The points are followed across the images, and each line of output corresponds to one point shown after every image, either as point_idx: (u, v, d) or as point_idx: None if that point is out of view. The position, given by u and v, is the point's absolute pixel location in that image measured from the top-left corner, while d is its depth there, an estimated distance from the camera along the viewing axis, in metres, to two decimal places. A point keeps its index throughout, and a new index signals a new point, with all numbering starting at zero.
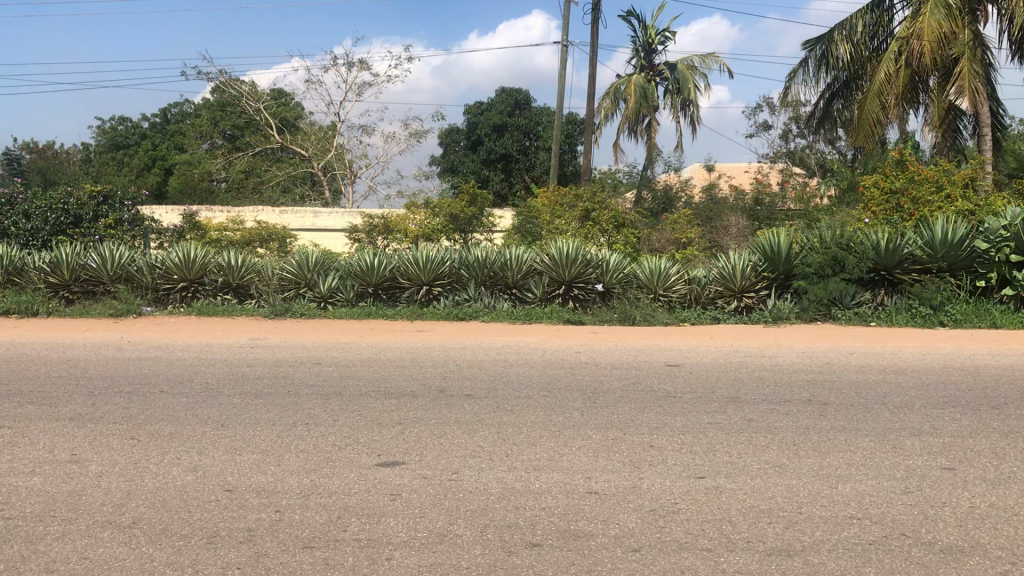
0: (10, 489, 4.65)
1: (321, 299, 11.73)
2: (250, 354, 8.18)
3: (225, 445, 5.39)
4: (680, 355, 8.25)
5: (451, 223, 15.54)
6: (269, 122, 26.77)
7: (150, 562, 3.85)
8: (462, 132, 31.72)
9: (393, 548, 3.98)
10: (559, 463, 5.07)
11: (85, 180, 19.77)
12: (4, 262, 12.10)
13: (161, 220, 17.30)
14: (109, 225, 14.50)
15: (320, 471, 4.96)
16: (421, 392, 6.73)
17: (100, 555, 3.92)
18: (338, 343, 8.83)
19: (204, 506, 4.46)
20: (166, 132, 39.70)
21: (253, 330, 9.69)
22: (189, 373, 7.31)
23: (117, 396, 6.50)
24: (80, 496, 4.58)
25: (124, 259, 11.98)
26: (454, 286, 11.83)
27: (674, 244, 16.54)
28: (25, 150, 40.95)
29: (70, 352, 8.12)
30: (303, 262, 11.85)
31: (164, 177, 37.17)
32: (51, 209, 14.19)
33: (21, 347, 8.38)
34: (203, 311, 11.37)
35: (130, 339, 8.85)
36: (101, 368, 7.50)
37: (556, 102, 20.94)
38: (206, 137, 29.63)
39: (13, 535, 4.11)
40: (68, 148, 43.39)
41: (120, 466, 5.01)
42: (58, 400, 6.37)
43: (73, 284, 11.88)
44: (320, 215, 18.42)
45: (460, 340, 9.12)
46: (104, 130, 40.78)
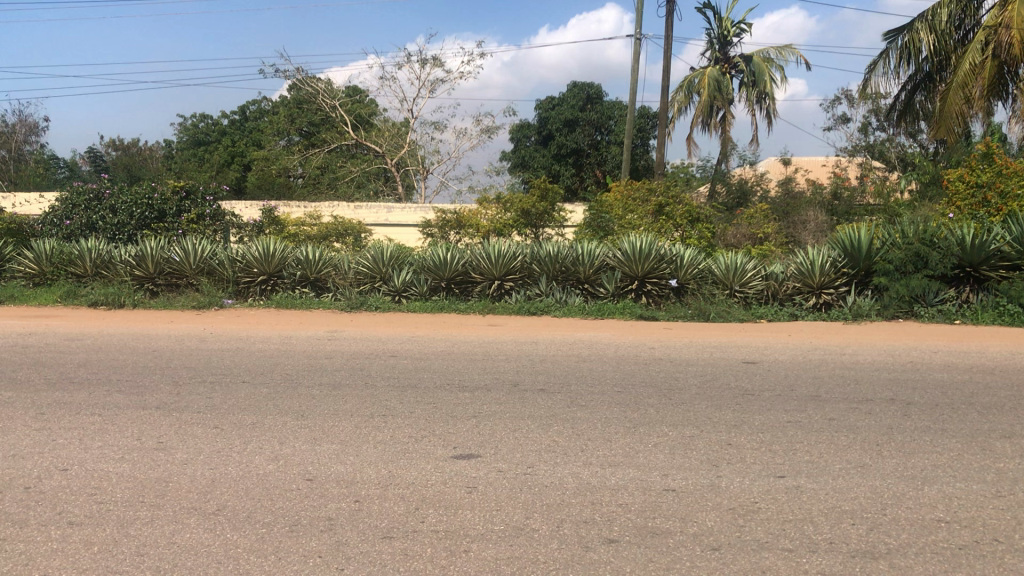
0: (102, 475, 4.81)
1: (395, 292, 11.79)
2: (328, 346, 8.32)
3: (306, 435, 5.49)
4: (757, 352, 8.14)
5: (523, 218, 15.56)
6: (344, 120, 26.96)
7: (235, 548, 3.95)
8: (533, 127, 31.73)
9: (471, 540, 4.00)
10: (635, 459, 5.04)
11: (169, 177, 20.22)
12: (93, 254, 12.46)
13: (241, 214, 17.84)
14: (192, 220, 14.92)
15: (398, 462, 5.02)
16: (495, 386, 6.76)
17: (187, 540, 4.03)
18: (413, 336, 8.93)
19: (286, 494, 4.55)
20: (245, 128, 40.48)
21: (328, 323, 9.83)
22: (271, 364, 7.46)
23: (201, 385, 6.68)
24: (167, 482, 4.72)
25: (207, 252, 12.28)
26: (526, 281, 11.80)
27: (750, 239, 16.24)
28: (111, 146, 42.30)
29: (156, 342, 8.38)
30: (378, 256, 11.99)
31: (243, 172, 38.11)
32: (136, 204, 14.54)
33: (109, 337, 8.65)
34: (282, 304, 11.58)
35: (212, 331, 9.08)
36: (185, 358, 7.68)
37: (631, 96, 20.74)
38: (283, 134, 30.22)
39: (106, 517, 4.27)
40: (152, 145, 44.51)
41: (205, 454, 5.15)
42: (145, 389, 6.57)
43: (157, 277, 12.17)
44: (392, 211, 18.61)
45: (534, 335, 9.13)
46: (186, 127, 41.71)
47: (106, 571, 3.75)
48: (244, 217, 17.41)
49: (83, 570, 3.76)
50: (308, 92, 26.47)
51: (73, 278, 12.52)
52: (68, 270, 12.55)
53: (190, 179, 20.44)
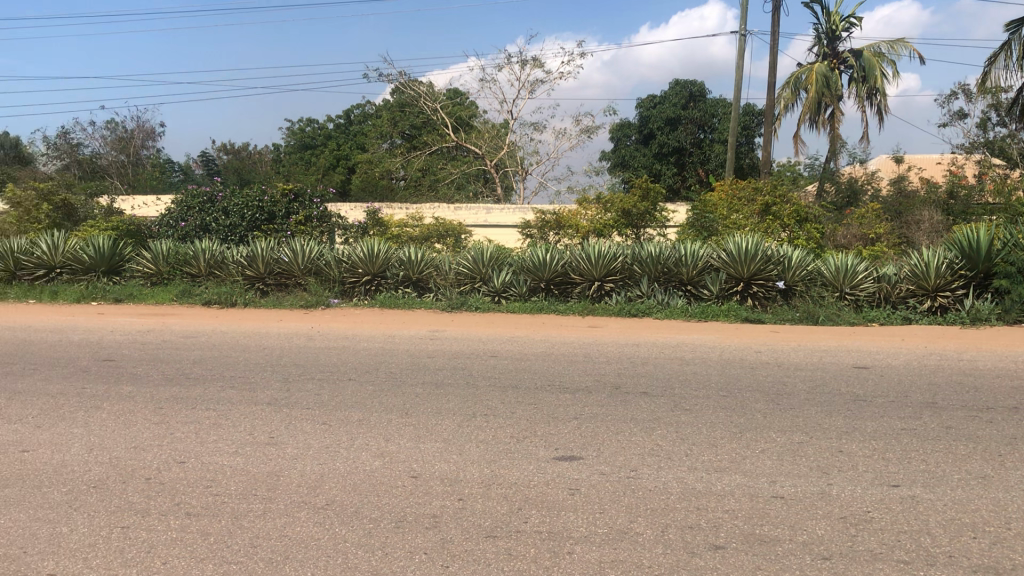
0: (216, 468, 4.98)
1: (495, 293, 11.85)
2: (431, 345, 8.43)
3: (410, 433, 5.57)
4: (869, 356, 7.87)
5: (624, 218, 15.43)
6: (445, 122, 27.29)
7: (343, 542, 4.04)
8: (634, 126, 31.51)
9: (575, 542, 3.98)
10: (742, 465, 4.93)
11: (278, 180, 20.88)
12: (207, 255, 12.94)
13: (347, 216, 18.27)
14: (300, 222, 15.33)
15: (500, 462, 5.04)
16: (597, 388, 6.72)
17: (298, 533, 4.14)
18: (514, 337, 8.97)
19: (392, 491, 4.63)
20: (350, 131, 41.41)
21: (431, 323, 9.96)
22: (375, 362, 7.60)
23: (309, 382, 6.85)
24: (278, 476, 4.85)
25: (314, 253, 12.60)
26: (627, 282, 11.71)
27: (861, 240, 15.73)
28: (223, 151, 43.89)
29: (266, 340, 8.64)
30: (478, 257, 12.08)
31: (347, 175, 39.03)
32: (247, 206, 15.02)
33: (222, 335, 8.98)
34: (385, 303, 11.78)
35: (318, 329, 9.32)
36: (294, 356, 7.90)
37: (735, 94, 20.36)
38: (386, 137, 30.82)
39: (221, 509, 4.42)
40: (262, 149, 46.01)
41: (314, 449, 5.27)
42: (257, 384, 6.79)
43: (267, 277, 12.56)
44: (492, 211, 18.74)
45: (635, 337, 9.05)
46: (293, 131, 42.92)
47: (221, 561, 3.88)
48: (349, 218, 17.82)
49: (200, 559, 3.90)
50: (410, 95, 26.93)
51: (188, 278, 13.02)
52: (184, 270, 13.06)
53: (299, 183, 21.05)
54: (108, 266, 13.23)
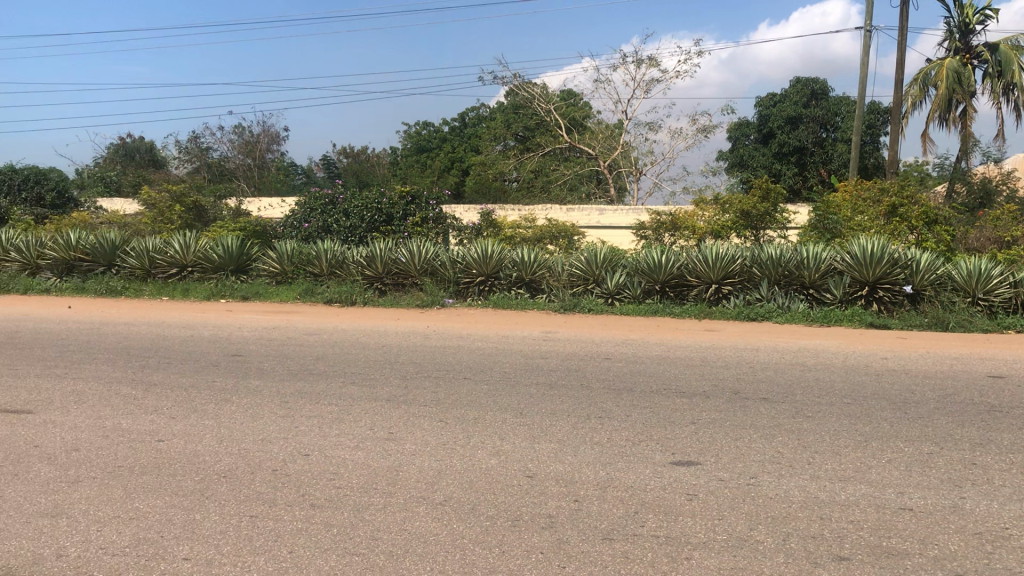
0: (339, 462, 5.13)
1: (609, 295, 11.79)
2: (545, 346, 8.46)
3: (525, 432, 5.60)
4: (1005, 366, 7.48)
5: (743, 219, 15.11)
6: (559, 123, 27.27)
7: (461, 539, 4.09)
8: (753, 125, 30.88)
9: (692, 548, 3.93)
10: (868, 475, 4.76)
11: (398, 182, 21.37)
12: (329, 255, 13.32)
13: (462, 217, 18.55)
14: (417, 224, 15.45)
15: (617, 464, 5.01)
16: (715, 392, 6.61)
17: (417, 527, 4.22)
18: (629, 339, 8.91)
19: (509, 489, 4.66)
20: (465, 134, 41.91)
21: (546, 324, 10.00)
22: (490, 362, 7.67)
23: (427, 380, 6.98)
24: (398, 471, 4.96)
25: (431, 254, 12.82)
26: (745, 285, 11.47)
27: (996, 243, 14.97)
28: (343, 154, 45.17)
29: (385, 338, 8.84)
30: (592, 258, 12.05)
31: (462, 177, 39.58)
32: (366, 208, 15.40)
33: (343, 332, 9.24)
34: (499, 304, 11.88)
35: (435, 328, 9.48)
36: (411, 354, 8.06)
37: (860, 91, 19.70)
38: (499, 139, 31.13)
39: (344, 502, 4.55)
40: (380, 152, 47.12)
41: (432, 446, 5.37)
42: (377, 381, 6.96)
43: (385, 277, 12.85)
44: (605, 213, 18.67)
45: (753, 341, 8.87)
46: (410, 134, 43.77)
47: (344, 552, 3.99)
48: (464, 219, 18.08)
49: (324, 550, 4.02)
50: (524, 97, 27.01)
51: (311, 277, 13.43)
52: (306, 269, 13.47)
53: (417, 185, 21.47)
54: (236, 265, 13.76)
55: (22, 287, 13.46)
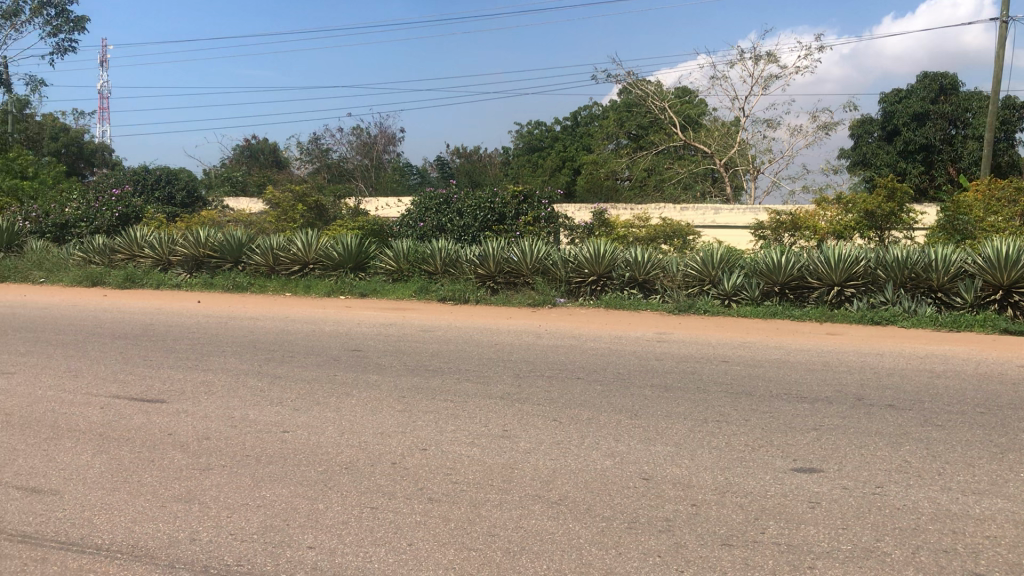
0: (455, 457, 5.20)
1: (725, 296, 11.58)
2: (659, 347, 8.37)
3: (640, 434, 5.55)
4: None
5: (867, 219, 14.73)
6: (674, 122, 27.05)
7: (577, 538, 4.09)
8: (877, 122, 29.82)
9: (816, 557, 3.82)
10: (1004, 489, 4.52)
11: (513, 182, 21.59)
12: (442, 253, 13.51)
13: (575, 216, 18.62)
14: (528, 223, 15.57)
15: (735, 470, 4.92)
16: (837, 398, 6.39)
17: (533, 525, 4.24)
18: (745, 342, 8.73)
19: (624, 491, 4.63)
20: (577, 133, 41.79)
21: (659, 324, 9.88)
22: (604, 362, 7.63)
23: (540, 379, 7.00)
24: (513, 468, 4.99)
25: (542, 253, 12.85)
26: (870, 288, 11.06)
27: None
28: (456, 154, 45.80)
29: (499, 336, 8.91)
30: (708, 259, 11.86)
31: (573, 176, 39.57)
32: (480, 207, 15.57)
33: (458, 330, 9.35)
34: (612, 304, 11.81)
35: (548, 328, 9.49)
36: (524, 352, 8.09)
37: (994, 86, 18.76)
38: (612, 138, 31.05)
39: (460, 497, 4.61)
40: (492, 151, 47.54)
41: (546, 445, 5.38)
42: (490, 379, 7.02)
43: (497, 276, 12.96)
44: (720, 212, 18.40)
45: (877, 346, 8.55)
46: (522, 133, 43.95)
47: (462, 547, 4.04)
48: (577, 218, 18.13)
49: (441, 544, 4.08)
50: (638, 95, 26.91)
51: (425, 275, 13.66)
52: (421, 268, 13.69)
53: (530, 184, 21.60)
54: (354, 263, 14.12)
55: (155, 282, 14.13)
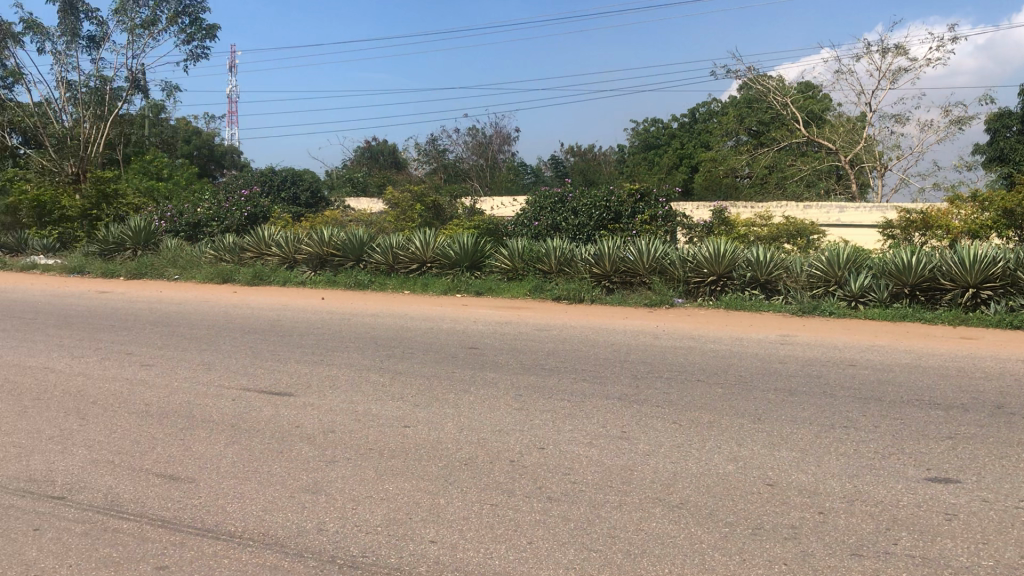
0: (574, 457, 5.19)
1: (852, 298, 11.20)
2: (782, 350, 8.15)
3: (764, 439, 5.42)
4: None
5: (1005, 219, 13.88)
6: (796, 118, 26.37)
7: (699, 543, 4.02)
8: (1016, 115, 28.31)
9: (953, 572, 3.64)
10: None
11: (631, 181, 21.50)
12: (557, 252, 13.53)
13: (694, 215, 18.45)
14: (645, 221, 15.41)
15: (865, 478, 4.74)
16: (976, 407, 6.08)
17: (653, 528, 4.19)
18: (873, 345, 8.41)
19: (748, 496, 4.53)
20: (694, 130, 41.07)
21: (781, 326, 9.63)
22: (725, 364, 7.49)
23: (659, 380, 6.91)
24: (632, 470, 4.95)
25: (659, 253, 12.71)
26: (1009, 290, 10.47)
27: None
28: (571, 152, 45.79)
29: (616, 336, 8.86)
30: (833, 259, 11.53)
31: (690, 174, 38.99)
32: (595, 206, 15.51)
33: (575, 329, 9.34)
34: (731, 304, 11.58)
35: (666, 328, 9.38)
36: (642, 353, 8.01)
37: None
38: (731, 135, 30.53)
39: (580, 497, 4.60)
40: (608, 150, 47.29)
41: (666, 447, 5.31)
42: (608, 379, 6.97)
43: (613, 275, 12.88)
44: (845, 211, 17.91)
45: (1017, 352, 8.09)
46: (638, 132, 43.57)
47: (582, 547, 4.03)
48: (696, 217, 17.93)
49: (561, 543, 4.08)
50: (758, 90, 26.39)
51: (540, 275, 13.71)
52: (537, 267, 13.75)
53: (649, 183, 21.43)
54: (470, 262, 14.29)
55: (280, 279, 14.64)
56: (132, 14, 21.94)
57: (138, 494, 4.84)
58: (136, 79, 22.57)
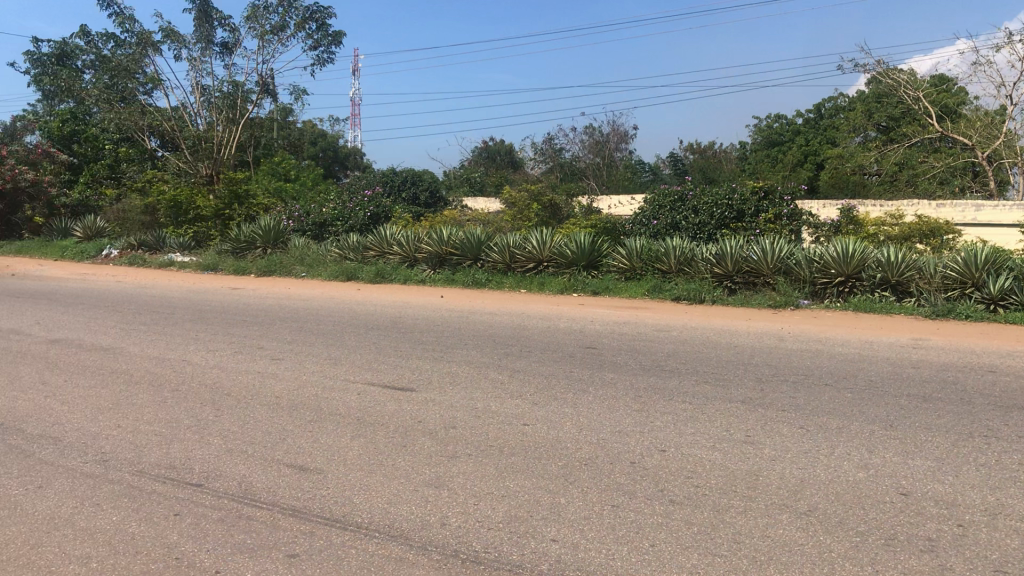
0: (697, 460, 5.12)
1: (990, 300, 10.64)
2: (916, 355, 7.81)
3: (897, 447, 5.21)
4: None
5: None
6: (929, 112, 25.29)
7: (829, 552, 3.90)
8: None
9: None
10: None
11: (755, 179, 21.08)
12: (678, 252, 13.35)
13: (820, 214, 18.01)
14: (769, 220, 15.03)
15: (1007, 490, 4.50)
16: None
17: (780, 535, 4.09)
18: (1015, 351, 7.97)
19: (880, 506, 4.36)
20: (820, 126, 39.81)
21: (913, 330, 9.24)
22: (853, 368, 7.23)
23: (784, 384, 6.73)
24: (757, 475, 4.84)
25: (784, 253, 12.39)
26: None
27: None
28: (691, 150, 45.15)
29: (738, 338, 8.68)
30: (971, 260, 10.96)
31: (815, 171, 37.93)
32: (717, 204, 15.24)
33: (696, 330, 9.19)
34: (859, 307, 11.16)
35: (790, 330, 9.12)
36: (766, 356, 7.82)
37: None
38: (859, 130, 29.64)
39: (703, 501, 4.52)
40: (730, 147, 46.38)
41: (793, 453, 5.17)
42: (730, 382, 6.83)
43: (735, 275, 12.60)
44: (983, 209, 17.11)
45: None
46: (760, 128, 42.59)
47: (706, 552, 3.97)
48: (822, 216, 17.43)
49: (685, 547, 4.02)
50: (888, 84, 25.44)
51: (660, 274, 13.55)
52: (656, 267, 13.60)
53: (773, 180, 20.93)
54: (587, 261, 14.26)
55: (401, 277, 14.96)
56: (263, 20, 22.79)
57: (270, 484, 5.03)
58: (266, 83, 23.44)
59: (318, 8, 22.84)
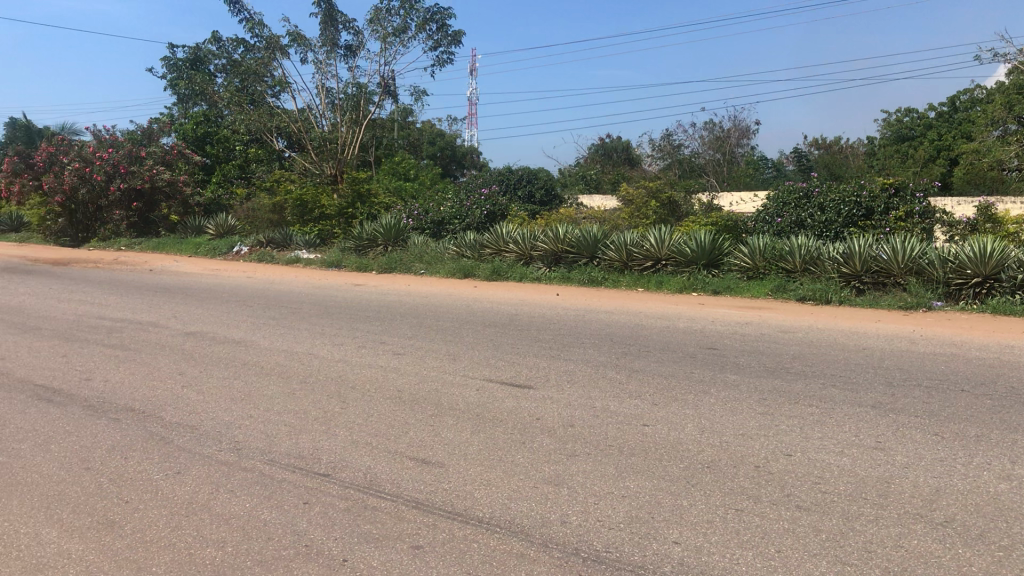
0: (824, 465, 4.97)
1: None
2: None
3: None
4: None
5: None
6: None
7: (969, 566, 3.72)
8: None
9: None
10: None
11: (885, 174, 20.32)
12: (803, 251, 13.01)
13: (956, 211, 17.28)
14: (899, 218, 14.47)
15: None
16: None
17: (916, 546, 3.92)
18: None
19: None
20: (954, 119, 38.01)
21: None
22: (992, 374, 6.88)
23: (917, 389, 6.46)
24: (889, 483, 4.66)
25: (916, 252, 11.91)
26: None
27: None
28: (815, 145, 43.90)
29: (867, 340, 8.38)
30: None
31: (948, 167, 36.47)
32: (844, 201, 14.81)
33: (822, 332, 8.93)
34: (998, 309, 10.57)
35: (922, 333, 8.74)
36: (897, 359, 7.52)
37: None
38: (997, 123, 28.24)
39: (832, 508, 4.39)
40: (856, 143, 44.83)
41: (928, 461, 4.96)
42: (859, 386, 6.59)
43: (864, 275, 12.20)
44: None
45: None
46: (889, 122, 41.04)
47: (836, 560, 3.84)
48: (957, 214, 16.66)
49: (813, 555, 3.91)
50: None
51: (783, 273, 13.22)
52: (779, 266, 13.27)
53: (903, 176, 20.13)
54: (707, 260, 14.01)
55: (518, 275, 15.07)
56: (385, 23, 23.32)
57: (393, 476, 5.14)
58: (388, 85, 23.98)
59: (438, 9, 23.21)
